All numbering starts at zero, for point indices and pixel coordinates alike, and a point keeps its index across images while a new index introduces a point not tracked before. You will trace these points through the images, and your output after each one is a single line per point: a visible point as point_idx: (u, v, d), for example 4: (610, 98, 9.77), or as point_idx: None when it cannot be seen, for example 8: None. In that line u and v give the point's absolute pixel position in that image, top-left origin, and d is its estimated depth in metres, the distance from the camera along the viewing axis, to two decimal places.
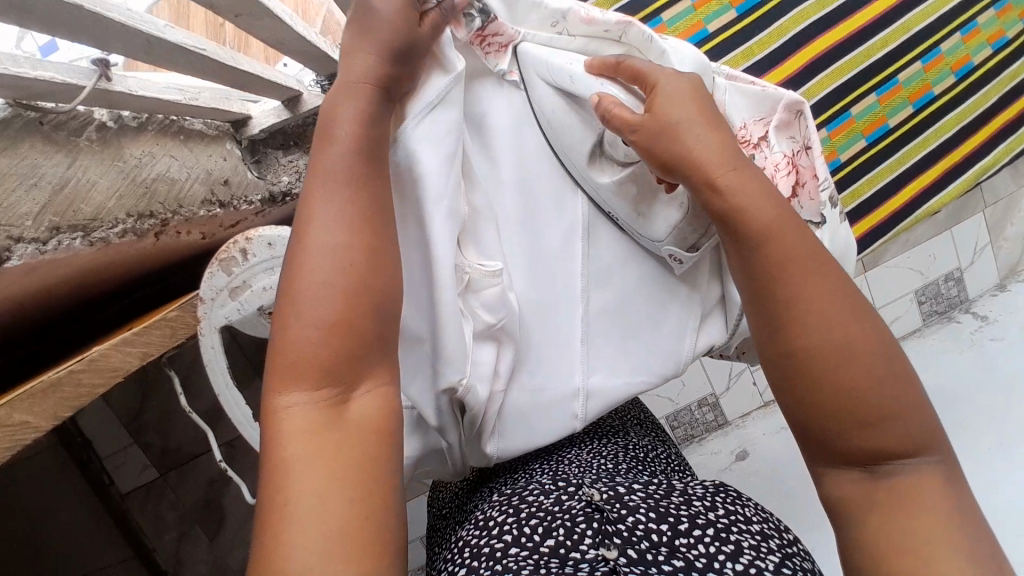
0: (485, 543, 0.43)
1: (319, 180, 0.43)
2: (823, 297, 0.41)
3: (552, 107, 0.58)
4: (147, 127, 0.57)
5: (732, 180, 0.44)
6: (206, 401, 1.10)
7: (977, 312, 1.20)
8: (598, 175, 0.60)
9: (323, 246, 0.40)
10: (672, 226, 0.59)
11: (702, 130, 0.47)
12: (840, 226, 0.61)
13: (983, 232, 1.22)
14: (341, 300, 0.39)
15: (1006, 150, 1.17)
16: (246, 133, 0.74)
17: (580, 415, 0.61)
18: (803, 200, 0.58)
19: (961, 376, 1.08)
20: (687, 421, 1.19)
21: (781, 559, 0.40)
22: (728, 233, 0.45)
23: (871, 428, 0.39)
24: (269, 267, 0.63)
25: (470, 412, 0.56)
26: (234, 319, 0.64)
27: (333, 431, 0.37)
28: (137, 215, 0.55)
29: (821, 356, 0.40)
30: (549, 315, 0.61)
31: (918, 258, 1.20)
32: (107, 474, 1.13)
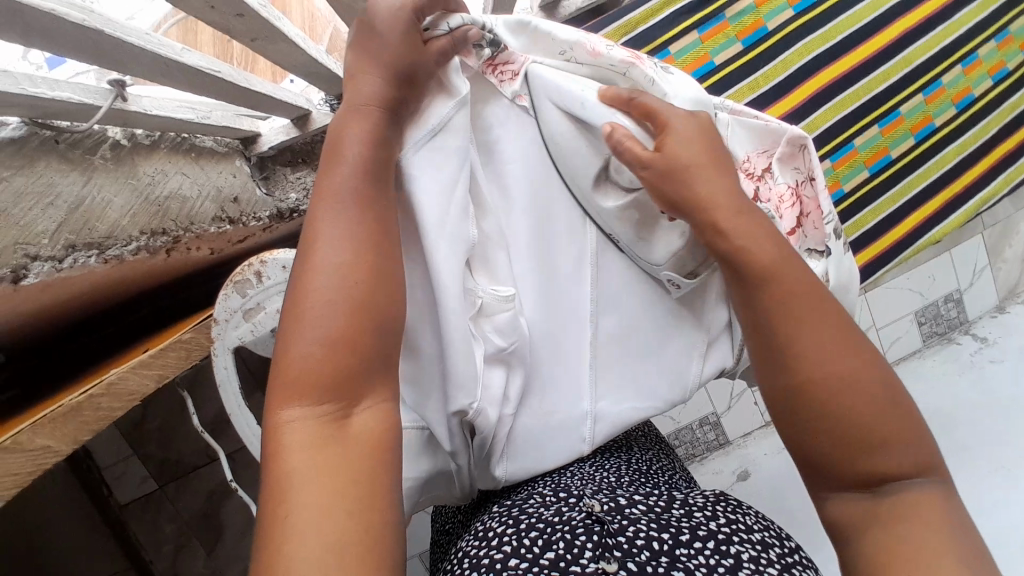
0: (485, 554, 0.42)
1: (325, 202, 0.43)
2: (821, 336, 0.42)
3: (561, 133, 0.59)
4: (160, 145, 0.57)
5: (736, 224, 0.46)
6: (209, 411, 1.10)
7: (976, 334, 1.21)
8: (602, 200, 0.61)
9: (328, 264, 0.41)
10: (672, 251, 0.61)
11: (708, 173, 0.48)
12: (842, 256, 0.62)
13: (983, 254, 1.22)
14: (347, 317, 0.40)
15: (1008, 180, 1.18)
16: (254, 150, 0.74)
17: (587, 438, 0.60)
18: (806, 228, 0.61)
19: (962, 395, 1.09)
20: (688, 440, 1.18)
21: (781, 570, 0.40)
22: (732, 271, 0.47)
23: (875, 453, 0.40)
24: (283, 289, 0.63)
25: (479, 435, 0.56)
26: (247, 341, 0.63)
27: (337, 442, 0.37)
28: (149, 233, 0.56)
29: (825, 390, 0.41)
30: (555, 335, 0.62)
31: (917, 279, 1.20)
32: (106, 486, 1.13)
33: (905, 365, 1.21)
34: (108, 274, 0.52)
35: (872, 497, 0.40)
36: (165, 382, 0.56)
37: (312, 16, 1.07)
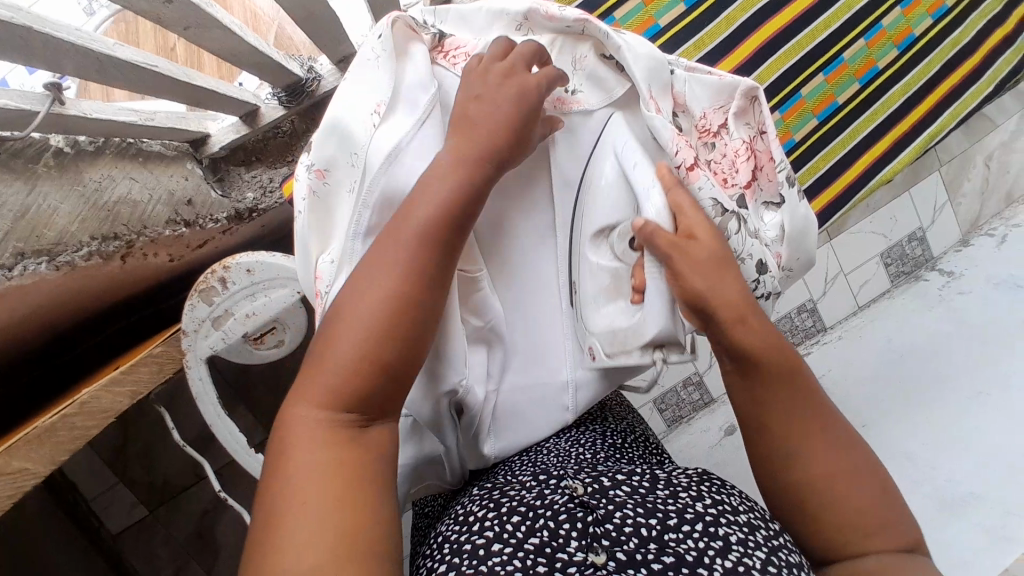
0: (467, 539, 0.40)
1: (397, 232, 0.41)
2: (822, 440, 0.42)
3: (604, 178, 0.55)
4: (104, 151, 0.56)
5: (764, 331, 0.43)
6: (192, 429, 1.09)
7: (942, 268, 1.21)
8: (591, 250, 0.55)
9: (396, 281, 0.39)
10: (612, 326, 0.53)
11: (735, 280, 0.45)
12: (798, 203, 0.57)
13: (942, 190, 1.23)
14: (387, 344, 0.38)
15: (953, 116, 1.17)
16: (205, 151, 0.73)
17: (572, 407, 0.56)
18: (761, 183, 0.58)
19: (931, 330, 1.11)
20: (674, 402, 1.20)
21: (767, 553, 0.39)
22: (741, 363, 0.43)
23: (874, 535, 0.40)
24: (251, 293, 0.59)
25: (468, 414, 0.53)
26: (219, 349, 0.60)
27: (349, 447, 0.36)
28: (100, 239, 0.55)
29: (823, 481, 0.41)
30: (530, 309, 0.58)
31: (878, 221, 1.20)
32: (95, 516, 1.12)
33: (877, 306, 1.22)
34: (60, 281, 0.52)
35: (854, 560, 0.40)
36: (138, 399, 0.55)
37: (255, 15, 1.05)
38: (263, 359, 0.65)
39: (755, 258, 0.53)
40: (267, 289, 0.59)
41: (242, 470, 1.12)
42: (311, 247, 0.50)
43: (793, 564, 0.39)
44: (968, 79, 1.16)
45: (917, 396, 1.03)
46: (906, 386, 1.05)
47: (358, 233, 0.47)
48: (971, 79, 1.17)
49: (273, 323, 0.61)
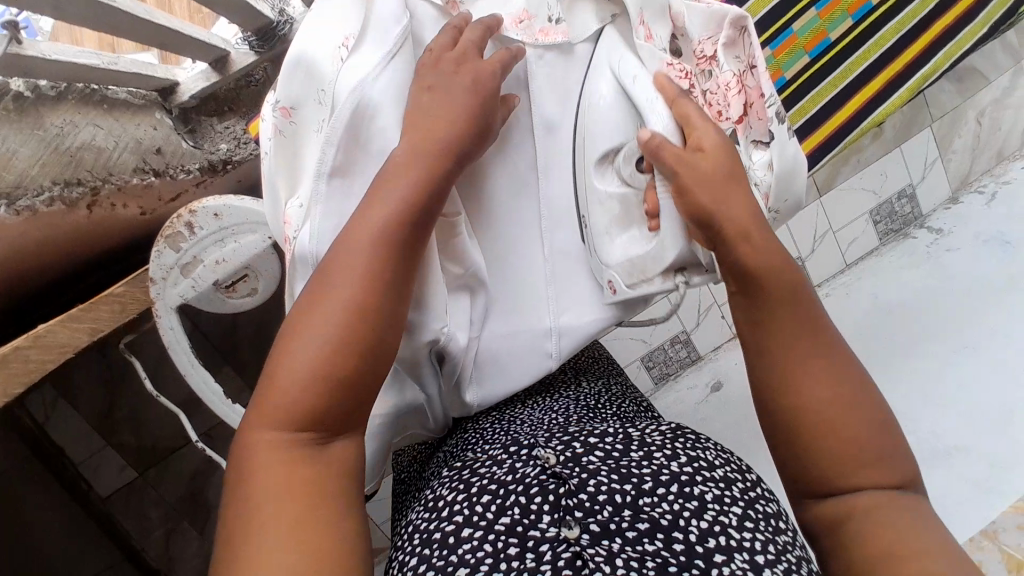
0: (436, 527, 0.38)
1: (352, 241, 0.39)
2: (823, 361, 0.41)
3: (602, 99, 0.53)
4: (67, 96, 0.55)
5: (764, 241, 0.44)
6: (179, 390, 1.08)
7: (931, 226, 1.20)
8: (597, 181, 0.54)
9: (350, 284, 0.38)
10: (628, 255, 0.54)
11: (741, 192, 0.45)
12: (787, 142, 0.54)
13: (932, 146, 1.20)
14: (345, 360, 0.36)
15: (946, 56, 1.10)
16: (174, 100, 0.71)
17: (554, 354, 0.56)
18: (751, 121, 0.54)
19: (918, 288, 1.10)
20: (662, 360, 1.19)
21: (744, 507, 0.39)
22: (745, 280, 0.44)
23: (874, 465, 0.39)
24: (220, 240, 0.57)
25: (449, 364, 0.52)
26: (190, 298, 0.58)
27: (305, 466, 0.34)
28: (63, 183, 0.55)
29: (824, 409, 0.40)
30: (511, 258, 0.57)
31: (869, 178, 1.18)
32: (85, 480, 1.10)
33: (864, 265, 1.20)
34: (21, 225, 0.52)
35: (852, 493, 0.39)
36: (100, 335, 0.56)
37: None
38: (238, 309, 0.62)
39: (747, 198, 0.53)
40: (237, 235, 0.57)
41: (230, 431, 1.12)
42: (280, 186, 0.49)
43: (768, 515, 0.39)
44: (963, 19, 1.08)
45: (902, 350, 1.04)
46: (894, 341, 1.05)
47: (320, 173, 0.46)
48: (966, 19, 1.08)
49: (247, 272, 0.59)
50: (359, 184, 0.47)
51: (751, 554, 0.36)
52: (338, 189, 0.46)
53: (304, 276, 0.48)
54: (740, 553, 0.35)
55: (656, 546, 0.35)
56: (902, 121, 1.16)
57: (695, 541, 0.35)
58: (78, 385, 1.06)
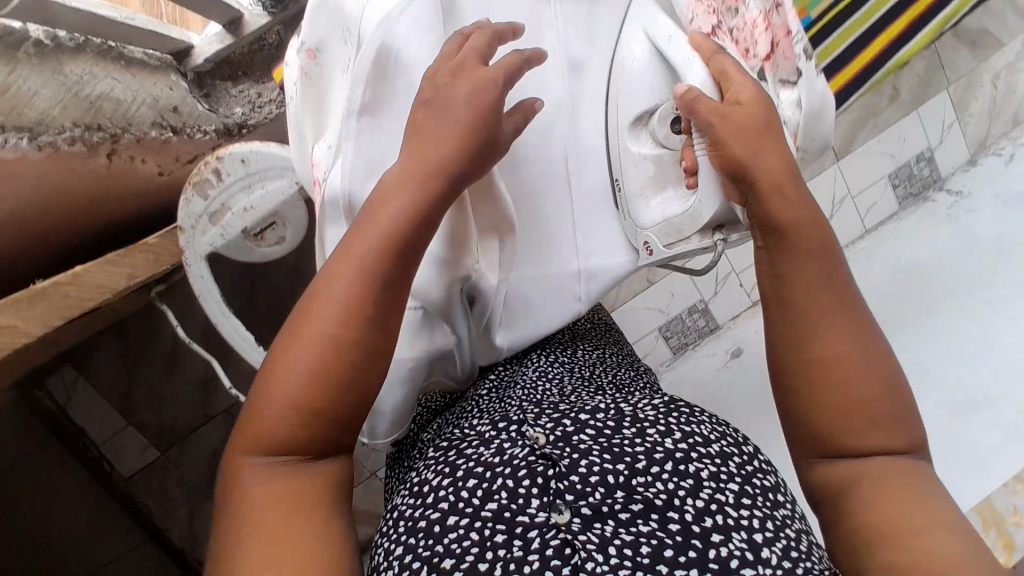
0: (420, 515, 0.36)
1: (339, 264, 0.38)
2: (838, 321, 0.41)
3: (634, 59, 0.53)
4: (85, 49, 0.56)
5: (793, 200, 0.43)
6: (200, 366, 1.08)
7: (950, 188, 1.18)
8: (631, 143, 0.54)
9: (349, 293, 0.37)
10: (665, 216, 0.53)
11: (777, 154, 0.44)
12: (815, 78, 0.51)
13: (949, 109, 1.18)
14: (324, 390, 0.36)
15: None
16: (189, 63, 0.71)
17: (583, 297, 0.56)
18: (779, 59, 0.51)
19: (939, 248, 1.09)
20: (680, 330, 1.19)
21: (740, 484, 0.37)
22: (773, 232, 0.43)
23: (877, 427, 0.39)
24: (246, 186, 0.55)
25: (480, 304, 0.51)
26: (219, 247, 0.56)
27: (297, 477, 0.35)
28: (83, 127, 0.53)
29: (835, 372, 0.40)
30: (540, 201, 0.55)
31: (889, 140, 1.16)
32: (107, 461, 1.07)
33: (884, 230, 1.18)
34: (43, 163, 0.49)
35: (858, 461, 0.39)
36: (136, 283, 0.54)
37: None
38: (265, 260, 0.61)
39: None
40: (264, 181, 0.55)
41: None
42: (308, 130, 0.47)
43: (766, 492, 0.38)
44: None
45: (922, 307, 1.03)
46: (919, 301, 1.04)
47: (351, 111, 0.43)
48: None
49: (274, 220, 0.58)
50: (390, 124, 0.45)
51: (749, 534, 0.34)
52: (369, 128, 0.44)
53: (336, 221, 0.46)
54: (738, 533, 0.34)
55: (652, 527, 0.34)
56: (915, 81, 1.15)
57: (692, 520, 0.34)
58: (95, 362, 1.05)
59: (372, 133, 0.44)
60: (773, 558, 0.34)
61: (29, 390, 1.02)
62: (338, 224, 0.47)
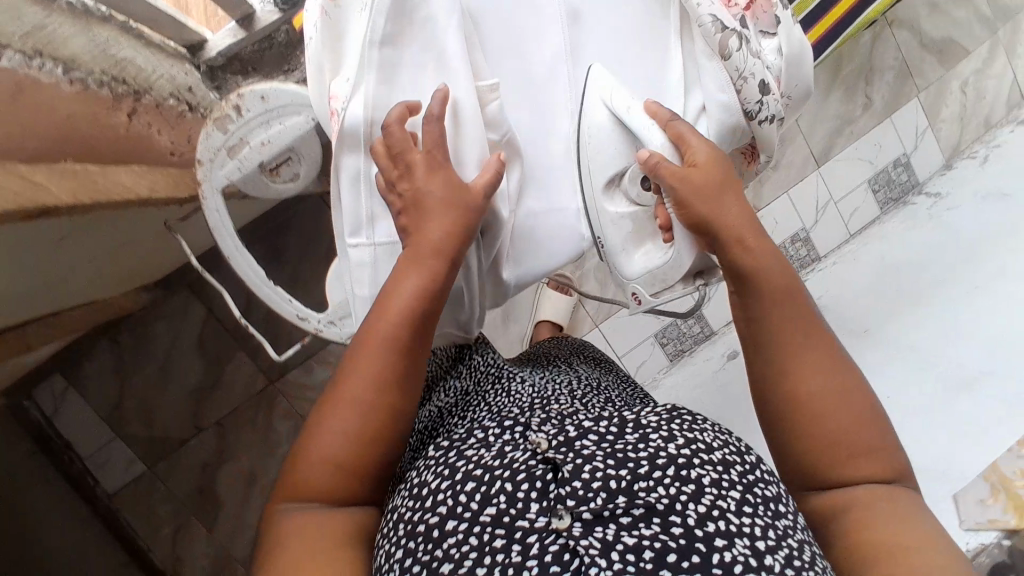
0: (420, 518, 0.36)
1: (367, 343, 0.43)
2: (806, 355, 0.43)
3: (591, 128, 0.51)
4: (109, 22, 0.60)
5: (762, 248, 0.46)
6: (195, 375, 1.07)
7: (929, 192, 1.23)
8: (607, 204, 0.52)
9: (386, 353, 0.42)
10: (648, 266, 0.53)
11: (736, 199, 0.47)
12: (793, 27, 0.55)
13: (922, 115, 1.26)
14: (359, 450, 0.41)
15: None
16: (202, 57, 0.74)
17: (587, 235, 0.55)
18: (754, 18, 0.55)
19: (922, 244, 1.12)
20: (674, 337, 1.21)
21: (743, 491, 0.37)
22: (737, 281, 0.46)
23: (855, 459, 0.42)
24: (265, 121, 0.54)
25: (491, 234, 0.52)
26: (236, 181, 0.55)
27: (336, 516, 0.40)
28: (110, 77, 0.57)
29: (808, 410, 0.42)
30: (543, 135, 0.53)
31: (864, 148, 1.22)
32: (92, 474, 1.06)
33: (869, 232, 1.23)
34: (74, 98, 0.53)
35: (847, 489, 0.42)
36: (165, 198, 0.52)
37: None
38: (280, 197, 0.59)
39: (757, 78, 0.53)
40: (281, 117, 0.54)
41: (248, 418, 1.09)
42: (326, 68, 0.48)
43: (768, 497, 0.38)
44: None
45: (921, 295, 1.04)
46: (911, 291, 1.05)
47: (372, 41, 0.46)
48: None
49: (289, 156, 0.56)
50: (406, 57, 0.47)
51: (752, 541, 0.34)
52: (389, 59, 0.47)
53: (354, 150, 0.48)
54: (740, 539, 0.34)
55: (653, 530, 0.33)
56: (889, 93, 1.23)
57: (695, 524, 0.34)
58: (87, 374, 1.03)
59: (389, 67, 0.47)
60: (776, 564, 0.34)
61: (18, 400, 1.01)
62: (356, 152, 0.48)
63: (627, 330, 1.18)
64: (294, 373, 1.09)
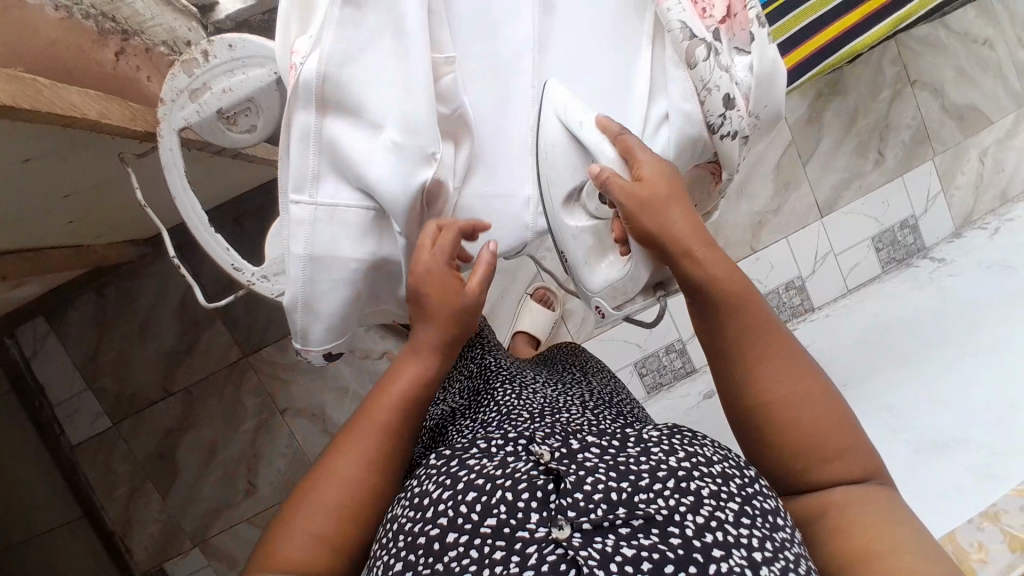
0: (420, 529, 0.35)
1: (367, 420, 0.44)
2: (773, 360, 0.42)
3: (549, 140, 0.52)
4: None
5: (708, 253, 0.44)
6: (171, 336, 1.07)
7: (934, 256, 1.21)
8: (568, 219, 0.53)
9: (379, 431, 0.44)
10: (610, 282, 0.55)
11: (683, 211, 0.46)
12: (767, 46, 0.55)
13: (935, 179, 1.24)
14: (344, 528, 0.41)
15: (949, 61, 1.23)
16: (211, 18, 0.78)
17: (531, 225, 0.56)
18: (730, 34, 0.55)
19: (921, 306, 1.08)
20: (655, 368, 1.19)
21: (741, 504, 0.35)
22: (698, 299, 0.44)
23: (832, 461, 0.41)
24: (230, 70, 0.52)
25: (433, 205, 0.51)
26: (194, 124, 0.52)
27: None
28: (98, 12, 0.60)
29: (783, 410, 0.41)
30: (498, 119, 0.54)
31: (871, 204, 1.21)
32: (58, 423, 1.07)
33: (867, 289, 1.21)
34: (56, 27, 0.56)
35: (825, 491, 0.41)
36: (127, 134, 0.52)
37: None
38: (236, 148, 0.56)
39: (721, 90, 0.52)
40: (252, 71, 0.52)
41: (216, 387, 1.09)
42: (292, 31, 0.49)
43: (768, 512, 0.36)
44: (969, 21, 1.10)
45: (912, 358, 1.00)
46: (899, 351, 1.02)
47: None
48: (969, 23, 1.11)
49: (250, 106, 0.53)
50: (367, 18, 0.47)
51: (749, 551, 0.33)
52: (352, 18, 0.46)
53: (306, 108, 0.48)
54: (738, 549, 0.33)
55: (653, 540, 0.32)
56: (902, 152, 1.22)
57: (693, 535, 0.32)
58: (69, 321, 1.05)
59: (346, 31, 0.46)
60: None
61: None
62: (308, 112, 0.48)
63: (607, 352, 1.17)
64: (268, 349, 1.09)
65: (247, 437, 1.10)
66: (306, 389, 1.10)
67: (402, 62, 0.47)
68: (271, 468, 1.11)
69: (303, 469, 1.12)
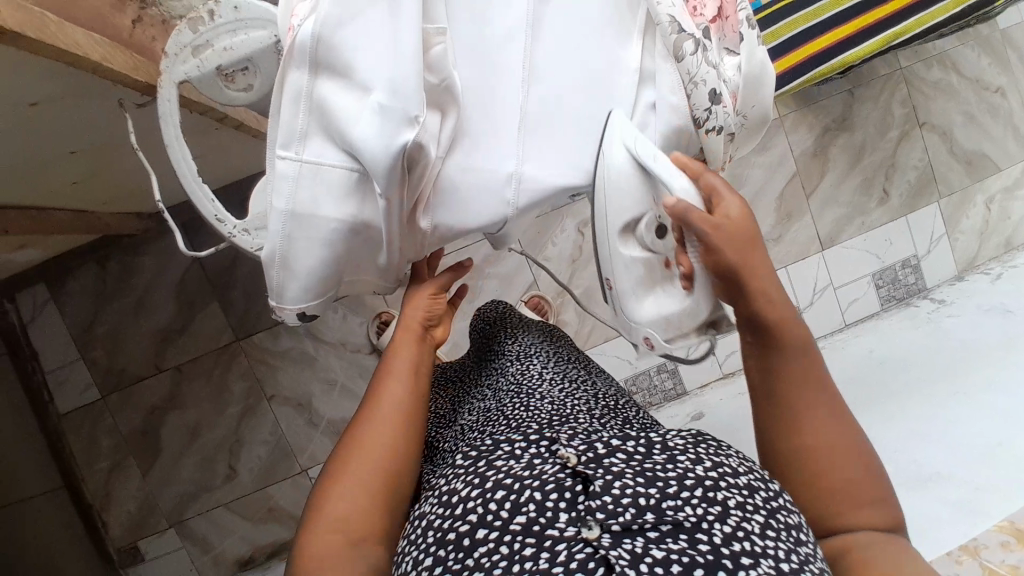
0: (451, 526, 0.34)
1: (372, 421, 0.47)
2: (824, 411, 0.43)
3: (613, 168, 0.50)
4: None
5: (775, 293, 0.45)
6: (166, 313, 1.09)
7: (933, 297, 1.20)
8: (621, 248, 0.52)
9: (381, 426, 0.46)
10: (661, 312, 0.52)
11: (761, 254, 0.46)
12: (756, 48, 0.56)
13: (939, 222, 1.24)
14: (369, 526, 0.42)
15: (959, 105, 1.23)
16: None
17: (511, 201, 0.56)
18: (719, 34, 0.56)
19: (914, 345, 1.07)
20: (644, 386, 1.18)
21: (766, 518, 0.34)
22: (756, 332, 0.45)
23: (862, 509, 0.41)
24: (233, 30, 0.53)
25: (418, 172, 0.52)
26: (193, 80, 0.54)
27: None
28: None
29: (821, 452, 0.41)
30: (486, 94, 0.55)
31: (874, 241, 1.21)
32: (48, 391, 1.08)
33: (863, 326, 1.20)
34: None
35: (847, 533, 0.41)
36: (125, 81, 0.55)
37: None
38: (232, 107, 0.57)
39: (707, 85, 0.54)
40: (252, 32, 0.53)
41: (205, 368, 1.10)
42: None
43: (791, 526, 0.35)
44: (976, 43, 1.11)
45: (902, 392, 0.98)
46: (889, 385, 1.01)
47: None
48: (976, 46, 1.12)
49: (248, 66, 0.55)
50: None
51: (776, 561, 0.31)
52: None
53: (300, 66, 0.50)
54: (766, 559, 0.31)
55: (681, 545, 0.30)
56: (907, 191, 1.22)
57: (722, 542, 0.31)
58: (69, 290, 1.07)
59: None
60: None
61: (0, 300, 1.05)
62: (302, 69, 0.50)
63: None
64: (260, 335, 1.10)
65: (232, 421, 1.11)
66: (294, 378, 1.11)
67: (395, 25, 0.49)
68: (251, 454, 1.12)
69: (283, 457, 1.12)
